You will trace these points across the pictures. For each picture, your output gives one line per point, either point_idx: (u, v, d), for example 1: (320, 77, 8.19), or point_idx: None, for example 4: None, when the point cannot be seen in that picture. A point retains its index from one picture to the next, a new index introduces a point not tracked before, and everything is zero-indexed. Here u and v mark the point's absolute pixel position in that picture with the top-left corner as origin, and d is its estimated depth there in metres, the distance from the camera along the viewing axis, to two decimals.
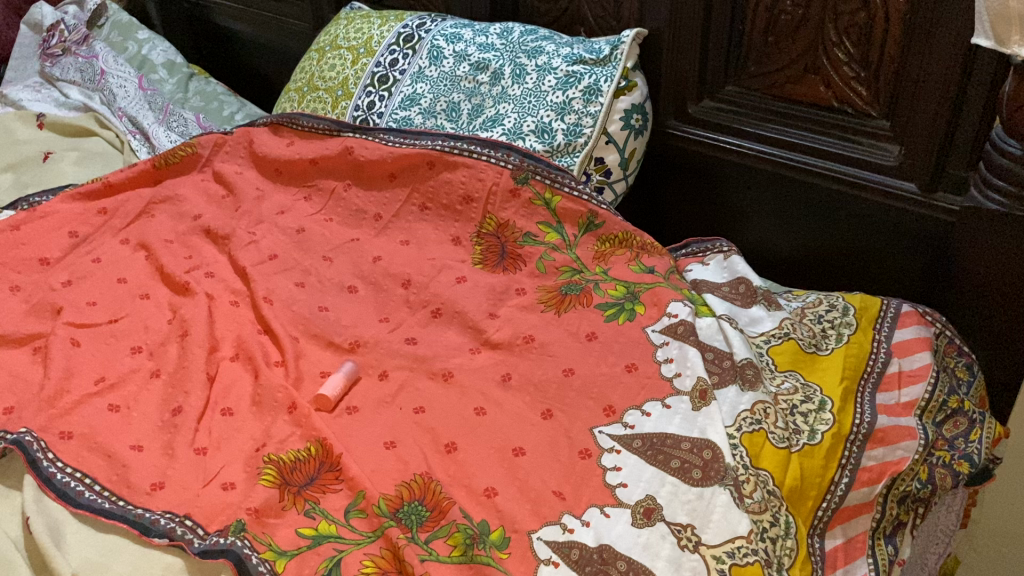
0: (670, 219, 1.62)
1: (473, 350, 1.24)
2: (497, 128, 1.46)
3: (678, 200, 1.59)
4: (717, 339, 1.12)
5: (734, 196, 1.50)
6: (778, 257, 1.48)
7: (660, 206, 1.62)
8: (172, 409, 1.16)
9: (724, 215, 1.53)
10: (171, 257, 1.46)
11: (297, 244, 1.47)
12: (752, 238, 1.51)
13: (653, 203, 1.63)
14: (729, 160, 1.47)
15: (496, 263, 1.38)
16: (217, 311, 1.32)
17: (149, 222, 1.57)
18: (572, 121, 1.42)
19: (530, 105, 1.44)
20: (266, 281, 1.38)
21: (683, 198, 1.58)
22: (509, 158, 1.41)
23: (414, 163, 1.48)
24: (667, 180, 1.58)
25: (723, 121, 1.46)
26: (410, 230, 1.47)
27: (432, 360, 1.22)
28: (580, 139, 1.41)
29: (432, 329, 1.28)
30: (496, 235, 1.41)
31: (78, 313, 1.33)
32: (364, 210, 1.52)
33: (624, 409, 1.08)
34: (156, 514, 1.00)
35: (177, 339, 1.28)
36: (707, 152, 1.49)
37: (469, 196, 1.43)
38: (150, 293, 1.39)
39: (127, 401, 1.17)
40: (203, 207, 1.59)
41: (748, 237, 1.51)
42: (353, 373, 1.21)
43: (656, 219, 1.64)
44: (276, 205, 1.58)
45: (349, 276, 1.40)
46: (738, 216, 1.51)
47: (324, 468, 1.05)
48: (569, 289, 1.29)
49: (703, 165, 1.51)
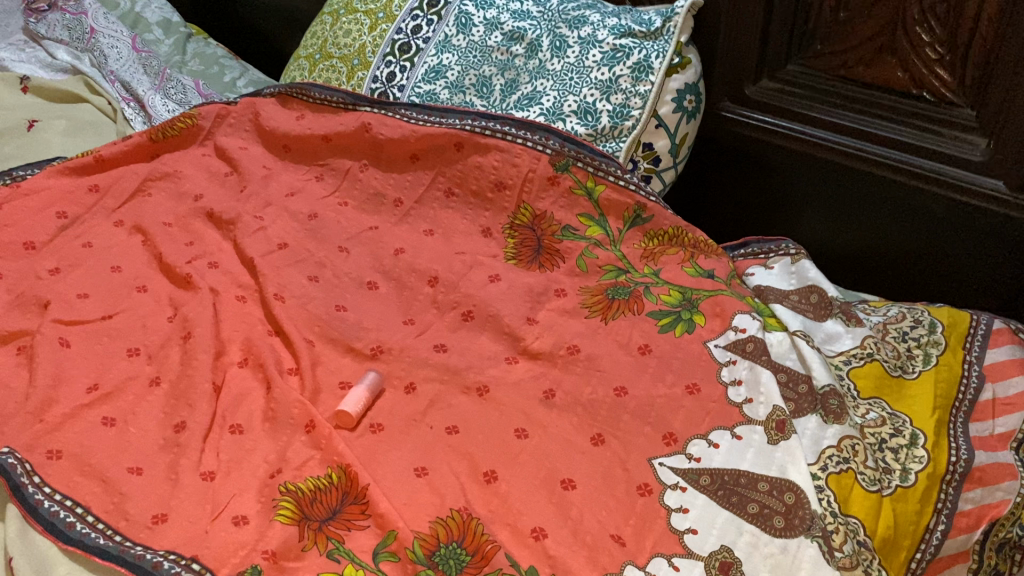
0: (716, 206, 1.50)
1: (509, 361, 1.11)
2: (534, 108, 1.32)
3: (726, 187, 1.46)
4: (790, 358, 1.01)
5: (789, 185, 1.37)
6: (838, 253, 1.36)
7: (707, 194, 1.50)
8: (175, 425, 1.03)
9: (778, 205, 1.40)
10: (170, 245, 1.32)
11: (310, 232, 1.34)
12: (807, 234, 1.38)
13: (700, 188, 1.50)
14: (787, 148, 1.34)
15: (531, 259, 1.25)
16: (224, 309, 1.19)
17: (146, 203, 1.43)
18: (619, 101, 1.27)
19: (572, 82, 1.29)
20: (277, 274, 1.25)
21: (732, 184, 1.45)
22: (549, 141, 1.27)
23: (440, 144, 1.34)
24: (716, 164, 1.45)
25: (784, 105, 1.32)
26: (435, 218, 1.34)
27: (465, 371, 1.09)
28: (627, 122, 1.27)
29: (463, 334, 1.15)
30: (532, 227, 1.28)
31: (68, 308, 1.20)
32: (383, 194, 1.38)
33: (687, 438, 0.96)
34: (159, 555, 0.87)
35: (179, 340, 1.14)
36: (762, 138, 1.36)
37: (502, 183, 1.29)
38: (148, 286, 1.25)
39: (123, 414, 1.04)
40: (205, 187, 1.46)
41: (803, 232, 1.38)
42: (377, 384, 1.09)
43: (702, 205, 1.52)
44: (286, 185, 1.44)
45: (368, 270, 1.26)
46: (793, 206, 1.38)
47: (347, 501, 0.93)
48: (617, 292, 1.16)
49: (755, 150, 1.38)
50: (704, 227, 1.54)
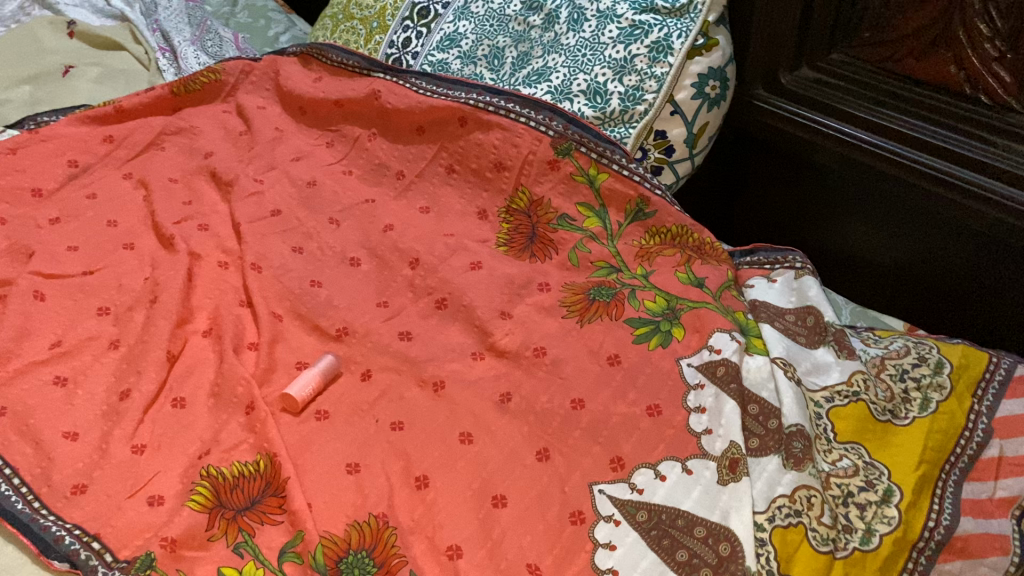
0: (748, 204, 1.37)
1: (474, 356, 1.04)
2: (542, 85, 1.22)
3: (759, 183, 1.33)
4: (766, 388, 0.90)
5: (822, 187, 1.23)
6: (875, 266, 1.21)
7: (742, 189, 1.37)
8: (120, 392, 1.01)
9: (814, 207, 1.26)
10: (167, 203, 1.30)
11: (305, 200, 1.29)
12: (844, 241, 1.24)
13: (732, 183, 1.38)
14: (822, 146, 1.19)
15: (522, 248, 1.17)
16: (199, 275, 1.16)
17: (156, 157, 1.42)
18: (633, 83, 1.16)
19: (584, 59, 1.19)
20: (259, 242, 1.21)
21: (764, 180, 1.32)
22: (552, 122, 1.18)
23: (444, 117, 1.27)
24: (747, 157, 1.33)
25: (823, 97, 1.18)
26: (432, 195, 1.27)
27: (423, 363, 1.03)
28: (639, 107, 1.16)
29: (434, 323, 1.09)
30: (527, 213, 1.20)
31: (52, 260, 1.20)
32: (386, 165, 1.33)
33: (635, 465, 0.86)
34: (64, 529, 0.85)
35: (147, 302, 1.12)
36: (794, 132, 1.22)
37: (501, 163, 1.22)
38: (135, 244, 1.24)
39: (76, 375, 1.03)
40: (217, 145, 1.44)
41: (840, 238, 1.24)
42: (331, 369, 1.04)
43: (735, 201, 1.39)
44: (293, 149, 1.40)
45: (353, 246, 1.21)
46: (826, 212, 1.25)
47: (268, 491, 0.89)
48: (599, 293, 1.07)
49: (788, 147, 1.25)
50: (735, 224, 1.42)
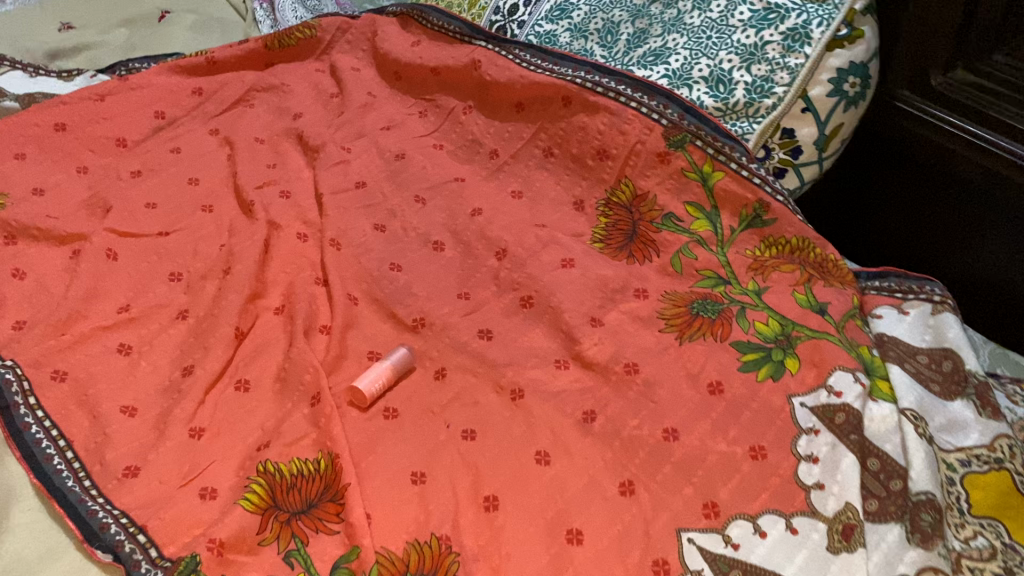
0: (872, 213, 1.22)
1: (558, 364, 0.95)
2: (659, 67, 1.10)
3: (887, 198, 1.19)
4: (890, 441, 0.79)
5: (964, 205, 1.08)
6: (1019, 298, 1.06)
7: (866, 196, 1.22)
8: (184, 367, 0.96)
9: (952, 226, 1.11)
10: (250, 164, 1.24)
11: (392, 173, 1.22)
12: (983, 267, 1.08)
13: (856, 187, 1.23)
14: (972, 158, 1.04)
15: (620, 246, 1.07)
16: (276, 246, 1.10)
17: (244, 114, 1.36)
18: (763, 73, 1.04)
19: (709, 43, 1.07)
20: (341, 216, 1.14)
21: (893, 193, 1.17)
22: (667, 109, 1.07)
23: (547, 95, 1.17)
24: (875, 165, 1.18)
25: (981, 103, 1.03)
26: (526, 178, 1.18)
27: (502, 367, 0.95)
28: (767, 101, 1.04)
29: (517, 323, 1.01)
30: (629, 209, 1.10)
31: (129, 218, 1.15)
32: (480, 142, 1.24)
33: (731, 515, 0.77)
34: (111, 516, 0.80)
35: (220, 272, 1.07)
36: (940, 139, 1.07)
37: (605, 151, 1.11)
38: (214, 206, 1.18)
39: (141, 344, 0.99)
40: (306, 105, 1.37)
41: (979, 264, 1.09)
42: (404, 364, 0.96)
43: (857, 208, 1.24)
44: (384, 116, 1.32)
45: (438, 228, 1.13)
46: (965, 233, 1.09)
47: (326, 496, 0.83)
48: (703, 308, 0.96)
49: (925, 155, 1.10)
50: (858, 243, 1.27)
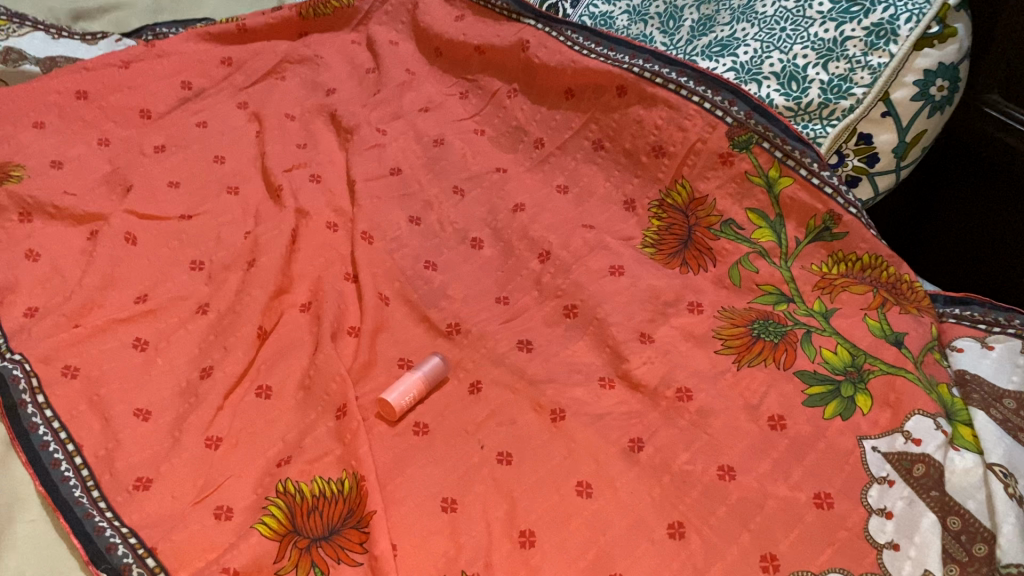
0: (939, 221, 1.13)
1: (603, 383, 0.89)
2: (725, 59, 1.01)
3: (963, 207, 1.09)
4: (974, 498, 0.71)
5: None
6: None
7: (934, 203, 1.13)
8: (202, 368, 0.90)
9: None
10: (279, 143, 1.17)
11: (429, 161, 1.14)
12: None
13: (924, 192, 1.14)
14: None
15: (673, 252, 1.00)
16: (304, 236, 1.03)
17: (275, 87, 1.29)
18: (841, 71, 0.94)
19: (782, 35, 0.98)
20: (374, 206, 1.07)
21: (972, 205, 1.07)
22: (732, 106, 0.98)
23: (601, 83, 1.09)
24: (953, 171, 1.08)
25: None
26: (573, 172, 1.10)
27: (542, 383, 0.88)
28: (844, 103, 0.94)
29: (559, 334, 0.94)
30: (685, 212, 1.02)
31: (151, 198, 1.08)
32: (525, 130, 1.16)
33: (793, 571, 0.70)
34: (118, 535, 0.74)
35: (244, 263, 1.00)
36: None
37: (662, 147, 1.03)
38: (240, 189, 1.12)
39: (158, 340, 0.93)
40: (341, 81, 1.30)
41: None
42: (437, 374, 0.90)
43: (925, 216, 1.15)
44: (423, 96, 1.24)
45: (477, 224, 1.06)
46: None
47: (349, 522, 0.76)
48: (765, 330, 0.88)
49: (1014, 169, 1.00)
50: (923, 248, 1.18)
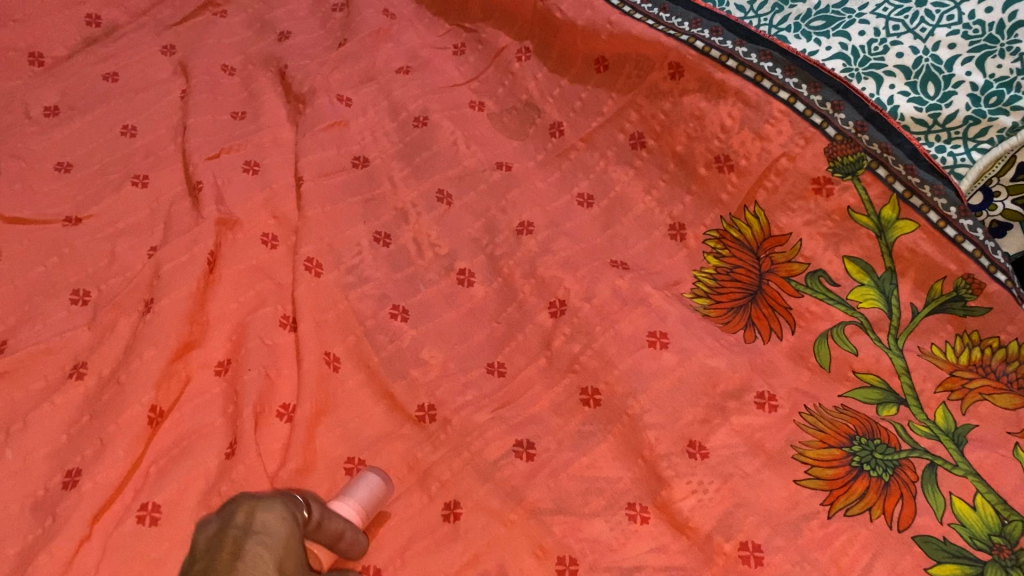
0: None
1: (632, 517, 0.62)
2: (831, 38, 0.72)
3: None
4: None
5: None
6: None
7: None
8: (67, 471, 0.63)
9: None
10: (207, 112, 0.87)
11: (408, 148, 0.85)
12: None
13: None
14: None
15: (733, 310, 0.72)
16: (228, 259, 0.75)
17: (212, 27, 0.98)
18: (1004, 72, 0.65)
19: (918, 12, 0.68)
20: (329, 217, 0.78)
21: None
22: (837, 112, 0.70)
23: (649, 57, 0.79)
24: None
25: None
26: (602, 176, 0.81)
27: (548, 515, 0.62)
28: (1005, 119, 0.65)
29: (573, 432, 0.67)
30: (754, 252, 0.74)
31: (27, 190, 0.80)
32: (538, 110, 0.86)
33: None
34: None
35: (142, 301, 0.73)
36: None
37: (728, 158, 0.75)
38: (150, 179, 0.82)
39: (12, 419, 0.66)
40: (299, 22, 0.99)
41: None
42: (378, 498, 0.60)
43: None
44: (405, 51, 0.94)
45: (467, 247, 0.78)
46: None
47: None
48: (868, 456, 0.62)
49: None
50: None
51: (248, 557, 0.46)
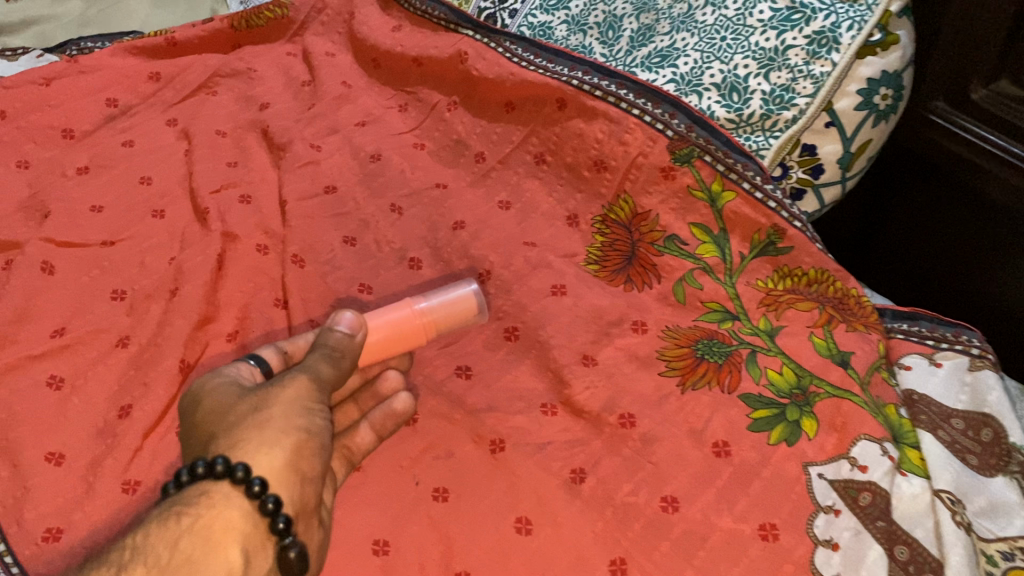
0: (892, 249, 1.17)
1: (545, 411, 0.84)
2: (665, 69, 1.00)
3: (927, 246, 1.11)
4: (922, 527, 0.70)
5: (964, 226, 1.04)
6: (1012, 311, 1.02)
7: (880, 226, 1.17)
8: (121, 406, 0.85)
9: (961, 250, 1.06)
10: (208, 162, 1.12)
11: (367, 177, 1.10)
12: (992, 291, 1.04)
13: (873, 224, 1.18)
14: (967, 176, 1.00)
15: (618, 270, 0.96)
16: (231, 260, 0.98)
17: (206, 102, 1.24)
18: (782, 81, 0.93)
19: (723, 45, 0.95)
20: (308, 227, 1.03)
21: (920, 226, 1.11)
22: (673, 119, 0.96)
23: (541, 96, 1.06)
24: (911, 194, 1.10)
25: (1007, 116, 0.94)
26: (516, 187, 1.06)
27: (483, 413, 0.85)
28: (787, 114, 0.92)
29: (500, 358, 0.90)
30: (628, 228, 0.98)
31: (71, 223, 1.03)
32: (466, 144, 1.12)
33: None
34: None
35: (168, 291, 0.95)
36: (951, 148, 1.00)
37: (603, 162, 1.01)
38: (166, 211, 1.06)
39: (75, 377, 0.87)
40: (275, 94, 1.25)
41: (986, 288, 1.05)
42: (452, 301, 0.87)
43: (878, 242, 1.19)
44: (361, 110, 1.20)
45: (416, 243, 1.02)
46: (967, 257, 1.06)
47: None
48: (710, 350, 0.85)
49: (991, 219, 1.00)
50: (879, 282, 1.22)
51: (201, 434, 0.66)
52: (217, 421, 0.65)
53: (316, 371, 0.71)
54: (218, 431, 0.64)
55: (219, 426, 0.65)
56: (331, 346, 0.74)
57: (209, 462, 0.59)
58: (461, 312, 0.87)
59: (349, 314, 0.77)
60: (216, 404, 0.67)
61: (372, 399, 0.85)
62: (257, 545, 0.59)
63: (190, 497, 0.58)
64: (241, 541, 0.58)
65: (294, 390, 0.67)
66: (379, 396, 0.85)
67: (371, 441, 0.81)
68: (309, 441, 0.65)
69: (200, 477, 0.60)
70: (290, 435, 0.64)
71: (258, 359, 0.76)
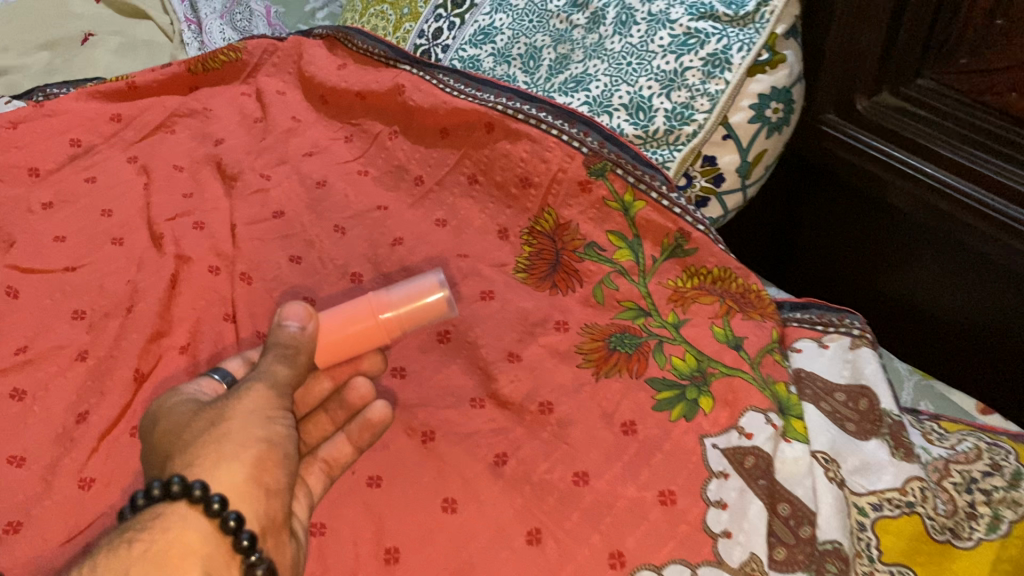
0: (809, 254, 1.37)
1: (473, 404, 0.91)
2: (580, 93, 1.10)
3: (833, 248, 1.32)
4: (802, 485, 0.80)
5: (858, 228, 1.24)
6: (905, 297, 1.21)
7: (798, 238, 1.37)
8: (79, 413, 0.92)
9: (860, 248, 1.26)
10: (164, 193, 1.20)
11: (313, 202, 1.18)
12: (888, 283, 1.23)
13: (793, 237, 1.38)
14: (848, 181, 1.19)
15: (544, 276, 1.04)
16: (184, 280, 1.05)
17: (165, 140, 1.32)
18: (682, 100, 1.02)
19: (629, 69, 1.06)
20: (257, 249, 1.10)
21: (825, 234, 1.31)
22: (587, 137, 1.06)
23: (470, 122, 1.16)
24: (816, 203, 1.30)
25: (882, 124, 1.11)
26: (452, 207, 1.14)
27: (416, 408, 0.91)
28: (687, 128, 1.02)
29: (433, 359, 0.96)
30: (552, 237, 1.06)
31: (36, 253, 1.11)
32: (406, 169, 1.21)
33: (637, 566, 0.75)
34: None
35: (124, 309, 1.03)
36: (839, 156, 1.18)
37: (528, 178, 1.09)
38: (125, 239, 1.13)
39: (36, 389, 0.94)
40: (230, 130, 1.34)
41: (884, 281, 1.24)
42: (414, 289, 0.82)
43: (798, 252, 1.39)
44: (309, 142, 1.29)
45: (357, 259, 1.09)
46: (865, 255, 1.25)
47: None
48: (622, 342, 0.93)
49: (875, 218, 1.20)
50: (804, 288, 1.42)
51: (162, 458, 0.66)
52: (174, 442, 0.66)
53: (270, 378, 0.72)
54: (175, 454, 0.65)
55: (176, 446, 0.66)
56: (278, 345, 0.74)
57: (165, 484, 0.59)
58: (427, 304, 0.81)
59: (297, 306, 0.76)
60: (176, 421, 0.69)
61: (348, 411, 0.85)
62: (222, 560, 0.59)
63: (145, 521, 0.58)
64: (203, 560, 0.57)
65: (244, 398, 0.68)
66: (356, 407, 0.85)
67: (350, 453, 0.83)
68: (271, 451, 0.66)
69: (157, 500, 0.59)
70: (248, 446, 0.65)
71: (220, 374, 0.79)
